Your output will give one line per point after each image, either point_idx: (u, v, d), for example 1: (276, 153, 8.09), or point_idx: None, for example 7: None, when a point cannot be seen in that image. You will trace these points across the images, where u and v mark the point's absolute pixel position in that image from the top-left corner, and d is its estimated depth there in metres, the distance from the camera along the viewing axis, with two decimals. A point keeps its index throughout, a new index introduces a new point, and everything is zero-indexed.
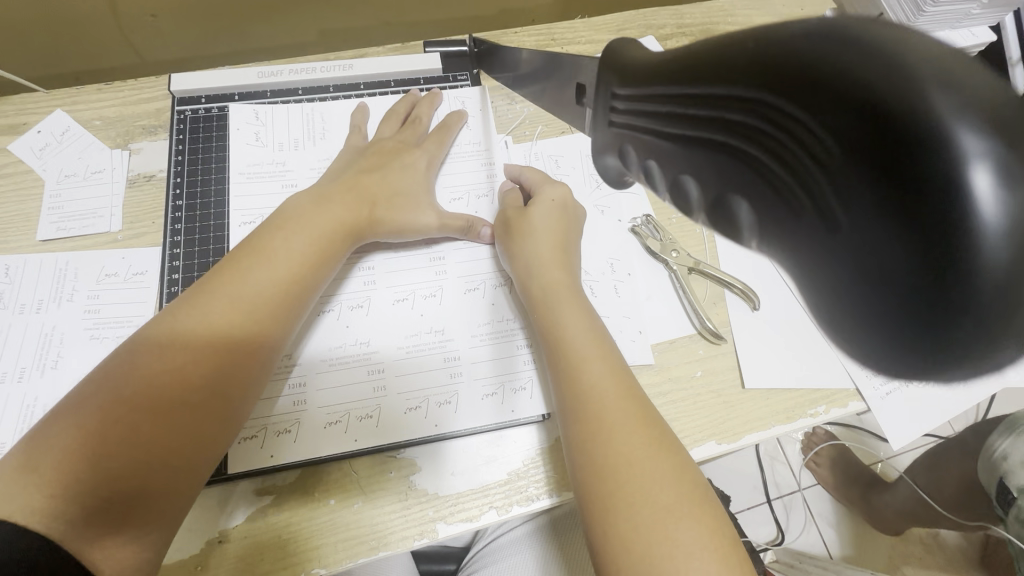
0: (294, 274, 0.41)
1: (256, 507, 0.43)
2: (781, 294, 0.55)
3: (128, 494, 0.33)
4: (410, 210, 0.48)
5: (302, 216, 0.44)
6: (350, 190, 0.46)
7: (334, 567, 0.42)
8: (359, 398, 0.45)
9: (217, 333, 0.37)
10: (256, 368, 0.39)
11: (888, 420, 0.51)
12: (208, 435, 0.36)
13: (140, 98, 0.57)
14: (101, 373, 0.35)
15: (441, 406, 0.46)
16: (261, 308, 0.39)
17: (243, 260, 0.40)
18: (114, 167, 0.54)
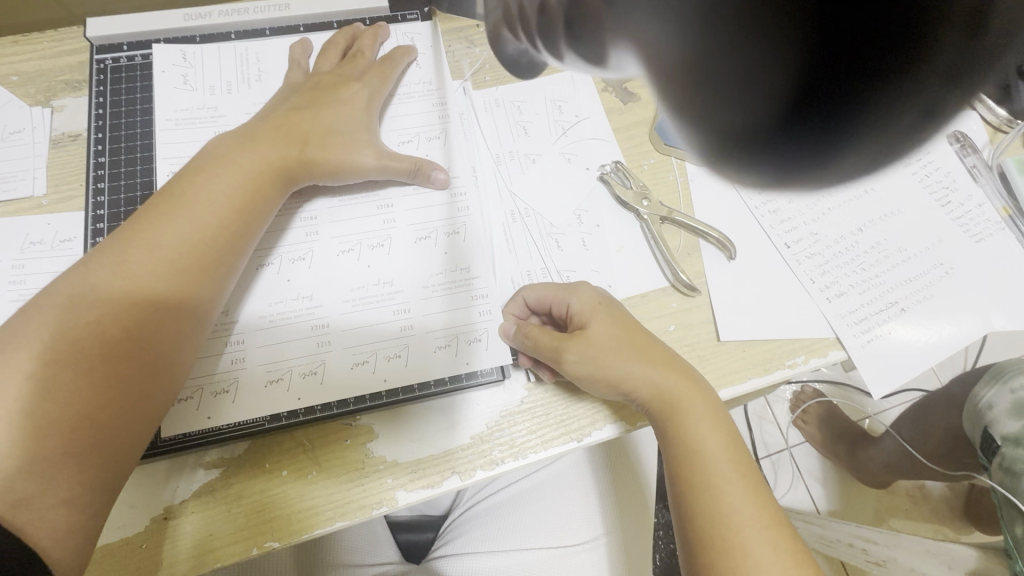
0: (222, 217, 0.38)
1: (203, 482, 0.41)
2: (760, 242, 0.52)
3: (47, 452, 0.30)
4: (348, 151, 0.44)
5: (227, 158, 0.40)
6: (280, 129, 0.42)
7: (288, 541, 0.40)
8: (305, 355, 0.42)
9: (135, 282, 0.34)
10: (187, 316, 0.36)
11: (869, 367, 0.49)
12: (141, 389, 0.33)
13: (61, 51, 0.52)
14: (7, 330, 0.32)
15: (391, 360, 0.43)
16: (188, 254, 0.36)
17: (163, 207, 0.37)
18: (36, 126, 0.50)
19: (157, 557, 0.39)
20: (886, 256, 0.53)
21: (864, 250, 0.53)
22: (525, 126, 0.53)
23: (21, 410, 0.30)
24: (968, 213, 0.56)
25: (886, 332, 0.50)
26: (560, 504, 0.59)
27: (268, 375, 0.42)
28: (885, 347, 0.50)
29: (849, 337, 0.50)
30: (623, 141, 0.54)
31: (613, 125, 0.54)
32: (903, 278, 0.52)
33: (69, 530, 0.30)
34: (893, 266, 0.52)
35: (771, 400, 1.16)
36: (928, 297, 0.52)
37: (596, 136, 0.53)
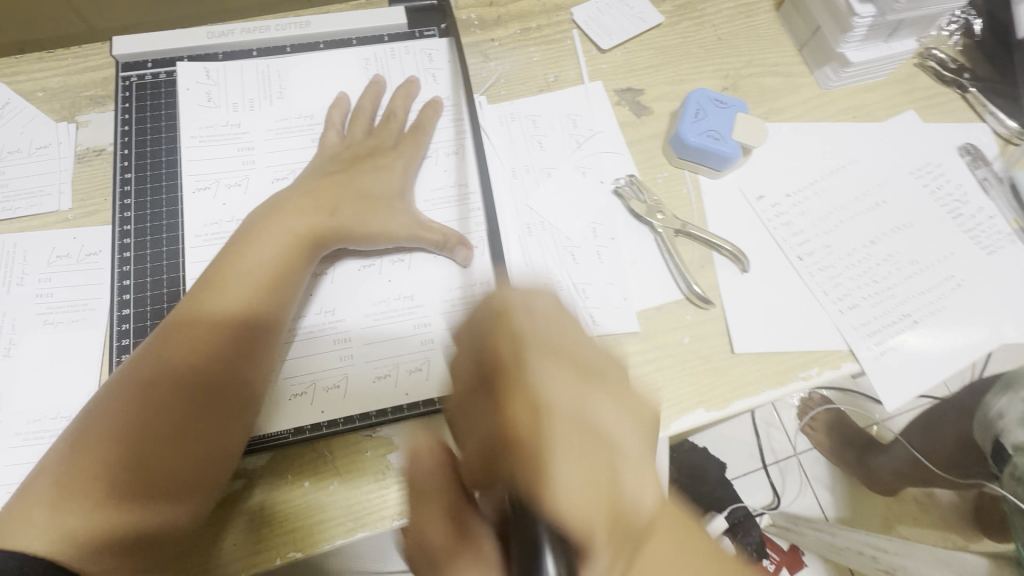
0: (251, 297, 0.40)
1: (227, 491, 0.41)
2: (772, 254, 0.53)
3: (119, 526, 0.34)
4: (380, 218, 0.45)
5: (263, 234, 0.42)
6: (311, 196, 0.44)
7: (310, 551, 0.41)
8: (329, 369, 0.43)
9: (176, 371, 0.37)
10: (233, 393, 0.38)
11: (882, 380, 0.50)
12: (185, 475, 0.36)
13: (86, 68, 0.53)
14: (89, 410, 0.37)
15: (412, 373, 0.43)
16: (222, 339, 0.39)
17: (208, 289, 0.40)
18: (61, 141, 0.51)
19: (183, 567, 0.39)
20: (898, 267, 0.53)
21: (877, 262, 0.53)
22: (540, 140, 0.54)
23: (84, 503, 0.34)
24: (979, 225, 0.56)
25: (899, 343, 0.51)
26: None
27: (291, 385, 0.43)
28: (898, 358, 0.50)
29: (862, 348, 0.50)
30: (636, 155, 0.55)
31: (627, 140, 0.55)
32: (915, 290, 0.53)
33: None
34: (905, 278, 0.53)
35: (778, 407, 1.16)
36: (940, 309, 0.52)
37: (610, 151, 0.54)
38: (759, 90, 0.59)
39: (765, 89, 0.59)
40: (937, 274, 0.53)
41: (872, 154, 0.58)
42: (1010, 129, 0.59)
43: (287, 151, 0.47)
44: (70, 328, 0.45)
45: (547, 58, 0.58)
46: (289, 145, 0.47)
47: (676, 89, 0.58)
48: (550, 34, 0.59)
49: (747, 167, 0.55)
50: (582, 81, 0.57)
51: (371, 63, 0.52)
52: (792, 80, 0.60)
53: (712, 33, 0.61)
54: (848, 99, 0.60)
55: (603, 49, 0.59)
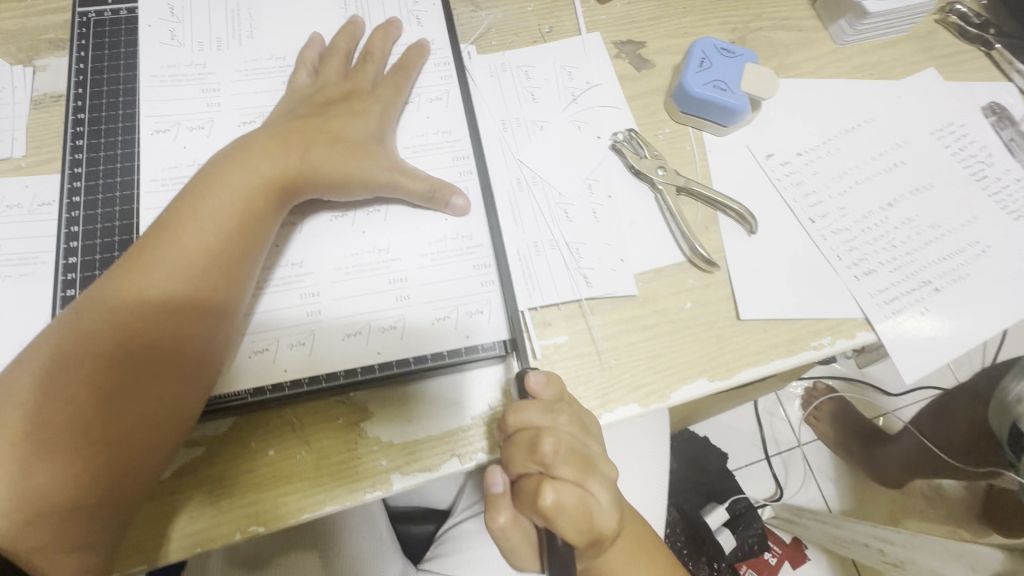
0: (213, 246, 0.36)
1: (184, 460, 0.38)
2: (782, 216, 0.49)
3: (58, 501, 0.31)
4: (357, 161, 0.40)
5: (221, 179, 0.37)
6: (279, 140, 0.39)
7: (274, 525, 0.38)
8: (296, 328, 0.40)
9: (127, 326, 0.33)
10: (185, 355, 0.34)
11: (898, 349, 0.46)
12: (139, 440, 0.33)
13: (44, 9, 0.49)
14: (18, 372, 0.33)
15: (385, 331, 0.40)
16: (180, 292, 0.35)
17: (157, 239, 0.35)
18: (16, 86, 0.47)
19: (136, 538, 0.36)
20: (917, 231, 0.49)
21: (895, 226, 0.49)
22: (533, 92, 0.50)
23: (15, 477, 0.30)
24: (1005, 188, 0.52)
25: (917, 312, 0.47)
26: None
27: (253, 344, 0.39)
28: (917, 328, 0.47)
29: (878, 316, 0.46)
30: (636, 109, 0.51)
31: (626, 94, 0.52)
32: (935, 256, 0.49)
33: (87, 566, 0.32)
34: (925, 243, 0.49)
35: (782, 398, 1.13)
36: (962, 276, 0.49)
37: (608, 104, 0.51)
38: (769, 45, 0.55)
39: (775, 43, 0.55)
40: (959, 239, 0.50)
41: (890, 112, 0.54)
42: None
43: (255, 95, 0.44)
44: (17, 282, 0.41)
45: (541, 7, 0.54)
46: (256, 88, 0.44)
47: (680, 42, 0.55)
48: None
49: (755, 124, 0.52)
50: (579, 32, 0.53)
51: (349, 4, 0.48)
52: (804, 34, 0.56)
53: None
54: (864, 55, 0.56)
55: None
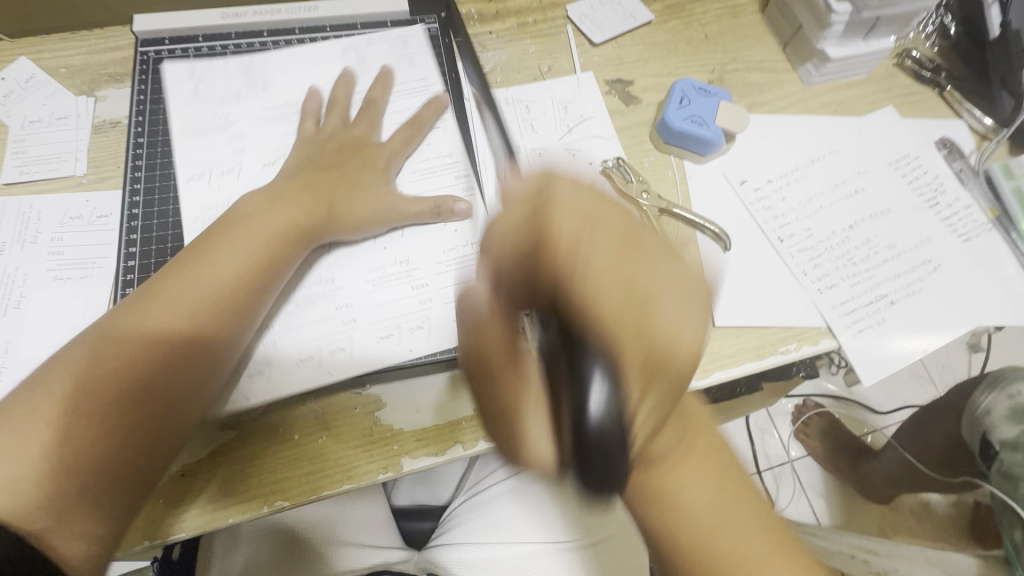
0: (239, 274, 0.41)
1: (219, 442, 0.43)
2: (754, 236, 0.55)
3: (73, 488, 0.34)
4: (367, 203, 0.47)
5: (250, 219, 0.44)
6: (307, 188, 0.46)
7: (297, 500, 0.42)
8: (325, 343, 0.45)
9: (157, 336, 0.38)
10: (200, 366, 0.39)
11: (857, 355, 0.51)
12: (165, 434, 0.37)
13: (106, 47, 0.57)
14: (53, 369, 0.37)
15: (413, 330, 0.46)
16: (205, 311, 0.40)
17: (190, 263, 0.41)
18: (80, 113, 0.53)
19: (159, 511, 0.41)
20: (876, 251, 0.55)
21: (855, 245, 0.55)
22: (532, 124, 0.57)
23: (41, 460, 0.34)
24: (956, 214, 0.58)
25: (875, 323, 0.52)
26: (541, 495, 0.64)
27: (285, 359, 0.44)
28: (876, 337, 0.52)
29: (839, 326, 0.52)
30: (624, 139, 0.58)
31: (616, 126, 0.58)
32: (892, 273, 0.54)
33: (87, 557, 0.34)
34: (883, 261, 0.55)
35: (773, 414, 1.17)
36: (916, 291, 0.54)
37: (599, 134, 0.57)
38: (744, 84, 0.62)
39: (750, 83, 0.62)
40: (914, 258, 0.55)
41: (852, 145, 0.60)
42: (985, 126, 0.62)
43: (271, 135, 0.51)
44: (78, 283, 0.47)
45: (541, 50, 0.61)
46: (270, 130, 0.51)
47: (665, 81, 0.61)
48: (545, 28, 0.62)
49: (730, 154, 0.58)
50: (574, 71, 0.60)
51: (349, 52, 0.55)
52: (776, 76, 0.63)
53: (699, 31, 0.64)
54: (830, 94, 0.62)
55: (595, 43, 0.62)
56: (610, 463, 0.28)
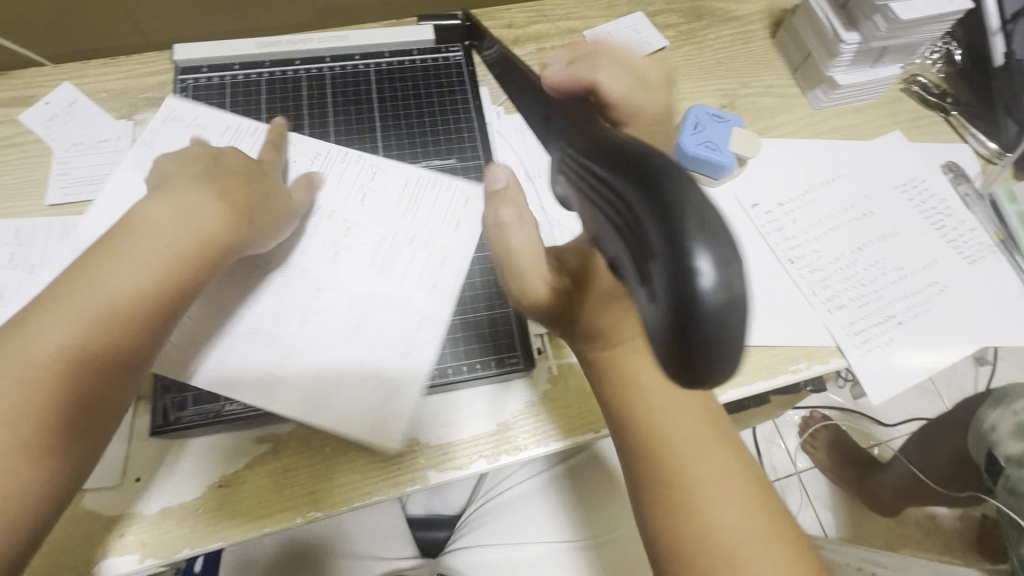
0: (148, 289, 0.37)
1: (255, 454, 0.45)
2: (765, 257, 0.57)
3: None
4: (279, 211, 0.46)
5: (152, 223, 0.39)
6: (219, 190, 0.42)
7: (329, 510, 0.44)
8: (384, 352, 0.45)
9: (53, 370, 0.34)
10: (110, 390, 0.36)
11: (866, 375, 0.53)
12: (74, 469, 0.35)
13: (145, 72, 0.59)
14: None
15: (444, 262, 0.49)
16: (106, 332, 0.36)
17: (81, 282, 0.36)
18: (120, 136, 0.56)
19: (197, 522, 0.43)
20: (883, 272, 0.57)
21: (863, 267, 0.57)
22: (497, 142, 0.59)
23: None
24: (962, 236, 0.60)
25: (884, 343, 0.54)
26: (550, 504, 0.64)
27: (341, 377, 0.44)
28: (885, 357, 0.53)
29: (849, 346, 0.53)
30: None
31: None
32: (900, 294, 0.56)
33: None
34: (891, 282, 0.57)
35: (780, 425, 1.18)
36: (923, 312, 0.56)
37: None
38: (754, 109, 0.64)
39: (760, 108, 0.64)
40: (920, 276, 0.57)
41: (860, 168, 0.62)
42: (989, 149, 0.64)
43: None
44: None
45: None
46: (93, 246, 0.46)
47: (678, 105, 0.63)
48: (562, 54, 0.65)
49: (742, 178, 0.60)
50: None
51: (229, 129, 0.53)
52: (785, 100, 0.65)
53: (710, 57, 0.67)
54: (836, 119, 0.65)
55: None
56: (722, 345, 0.19)
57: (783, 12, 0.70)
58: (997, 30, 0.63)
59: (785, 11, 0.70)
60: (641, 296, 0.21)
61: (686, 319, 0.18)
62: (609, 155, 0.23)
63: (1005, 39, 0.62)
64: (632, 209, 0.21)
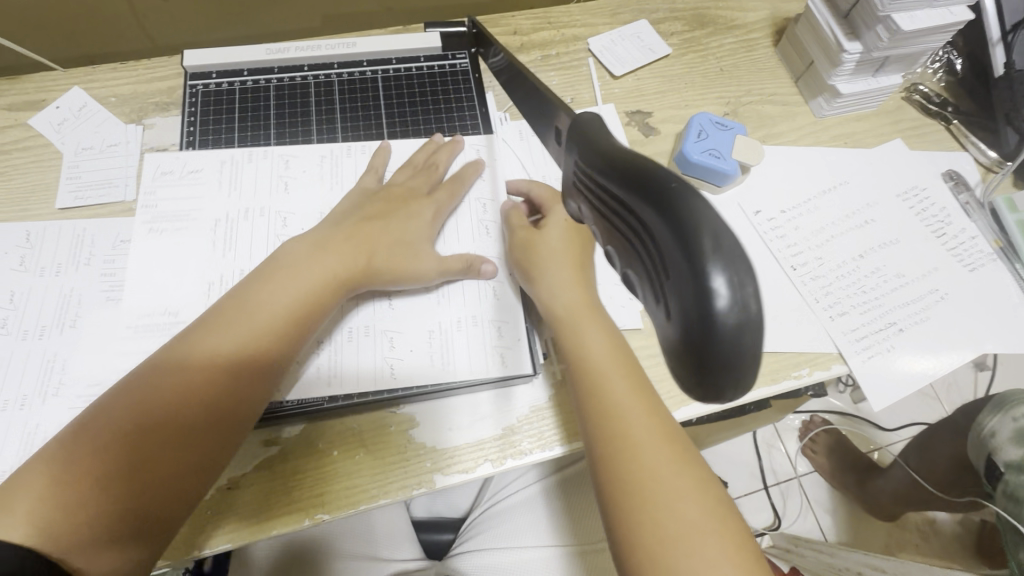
0: (294, 310, 0.44)
1: (262, 457, 0.46)
2: (766, 263, 0.57)
3: (136, 518, 0.36)
4: (414, 254, 0.50)
5: (300, 258, 0.46)
6: (351, 237, 0.48)
7: (337, 514, 0.45)
8: (478, 305, 0.51)
9: (193, 383, 0.39)
10: (249, 400, 0.41)
11: (869, 382, 0.53)
12: (209, 465, 0.39)
13: (153, 77, 0.60)
14: (92, 412, 0.38)
15: (484, 205, 0.56)
16: (249, 346, 0.42)
17: (242, 303, 0.43)
18: (129, 140, 0.57)
19: (211, 525, 0.44)
20: (885, 280, 0.57)
21: (865, 274, 0.58)
22: (500, 146, 0.59)
23: (86, 502, 0.35)
24: (962, 244, 0.60)
25: (885, 351, 0.55)
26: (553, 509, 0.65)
27: (443, 334, 0.49)
28: (886, 363, 0.54)
29: (850, 352, 0.54)
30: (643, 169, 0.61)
31: None
32: (901, 302, 0.57)
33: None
34: (893, 290, 0.57)
35: (780, 430, 1.19)
36: (924, 319, 0.56)
37: None
38: (758, 116, 0.65)
39: (763, 115, 0.65)
40: (919, 282, 0.58)
41: (862, 176, 0.63)
42: (990, 158, 0.64)
43: (194, 267, 0.50)
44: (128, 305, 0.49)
45: (564, 82, 0.64)
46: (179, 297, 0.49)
47: (682, 113, 0.64)
48: (568, 60, 0.65)
49: (745, 184, 0.61)
50: (595, 103, 0.63)
51: (226, 165, 0.54)
52: (788, 108, 0.66)
53: (714, 65, 0.67)
54: (839, 126, 0.65)
55: (616, 75, 0.65)
56: (742, 358, 0.19)
57: (787, 20, 0.70)
58: (998, 41, 0.64)
59: (789, 19, 0.70)
60: (658, 308, 0.21)
61: (704, 333, 0.19)
62: (620, 172, 0.23)
63: (1006, 49, 0.64)
64: (647, 228, 0.21)
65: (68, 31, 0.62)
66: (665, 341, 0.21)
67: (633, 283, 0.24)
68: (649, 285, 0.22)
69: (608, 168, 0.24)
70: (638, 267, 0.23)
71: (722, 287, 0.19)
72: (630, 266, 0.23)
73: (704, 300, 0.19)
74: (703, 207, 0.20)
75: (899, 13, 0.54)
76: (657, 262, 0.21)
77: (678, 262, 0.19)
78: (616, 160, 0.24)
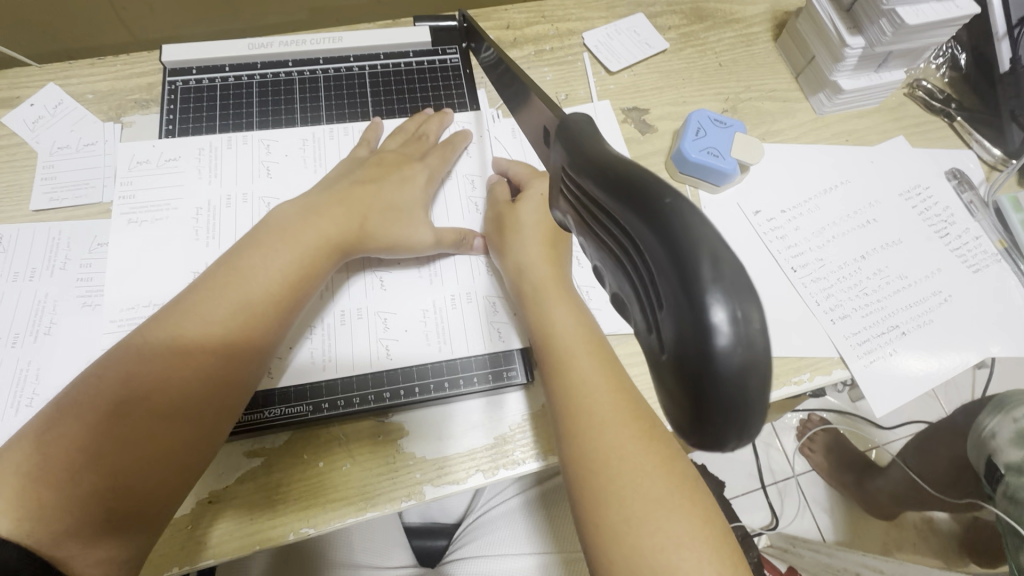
0: (276, 294, 0.41)
1: (245, 469, 0.44)
2: (765, 265, 0.56)
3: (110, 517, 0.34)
4: (404, 226, 0.49)
5: (285, 232, 0.44)
6: (342, 201, 0.47)
7: (321, 528, 0.43)
8: (471, 281, 0.51)
9: (167, 379, 0.36)
10: (230, 400, 0.39)
11: (870, 385, 0.52)
12: (190, 466, 0.37)
13: (131, 72, 0.57)
14: (60, 404, 0.36)
15: (472, 180, 0.55)
16: (227, 341, 0.39)
17: (222, 283, 0.40)
18: (107, 139, 0.55)
19: (194, 538, 0.42)
20: (887, 281, 0.56)
21: (866, 276, 0.56)
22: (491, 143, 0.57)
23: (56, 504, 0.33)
24: (965, 244, 0.59)
25: (884, 351, 0.53)
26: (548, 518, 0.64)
27: (438, 313, 0.50)
28: (886, 364, 0.53)
29: (851, 356, 0.53)
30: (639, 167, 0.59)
31: (632, 154, 0.59)
32: (903, 303, 0.55)
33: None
34: (895, 291, 0.56)
35: (778, 429, 1.17)
36: (927, 321, 0.55)
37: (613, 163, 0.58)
38: (757, 113, 0.63)
39: (762, 112, 0.63)
40: (915, 276, 0.57)
41: (863, 175, 0.61)
42: (995, 156, 0.63)
43: (175, 258, 0.49)
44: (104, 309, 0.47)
45: (558, 78, 0.62)
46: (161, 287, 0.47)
47: (680, 109, 0.62)
48: (562, 56, 0.63)
49: (744, 184, 0.59)
50: (590, 100, 0.61)
51: (204, 153, 0.53)
52: (788, 105, 0.64)
53: (713, 60, 0.66)
54: (840, 124, 0.63)
55: (611, 71, 0.63)
56: (739, 399, 0.17)
57: (787, 14, 0.69)
58: (1003, 35, 0.62)
59: (789, 13, 0.68)
60: (649, 338, 0.20)
61: (701, 366, 0.17)
62: (611, 179, 0.21)
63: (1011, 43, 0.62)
64: (637, 241, 0.20)
65: (45, 24, 0.60)
66: (656, 365, 0.20)
67: (624, 299, 0.22)
68: (642, 305, 0.20)
69: (597, 174, 0.22)
70: (629, 285, 0.21)
71: (721, 321, 0.17)
72: (621, 282, 0.22)
73: (705, 334, 0.17)
74: (703, 230, 0.18)
75: (904, 7, 0.52)
76: (652, 286, 0.19)
77: (676, 288, 0.18)
78: (607, 167, 0.22)
